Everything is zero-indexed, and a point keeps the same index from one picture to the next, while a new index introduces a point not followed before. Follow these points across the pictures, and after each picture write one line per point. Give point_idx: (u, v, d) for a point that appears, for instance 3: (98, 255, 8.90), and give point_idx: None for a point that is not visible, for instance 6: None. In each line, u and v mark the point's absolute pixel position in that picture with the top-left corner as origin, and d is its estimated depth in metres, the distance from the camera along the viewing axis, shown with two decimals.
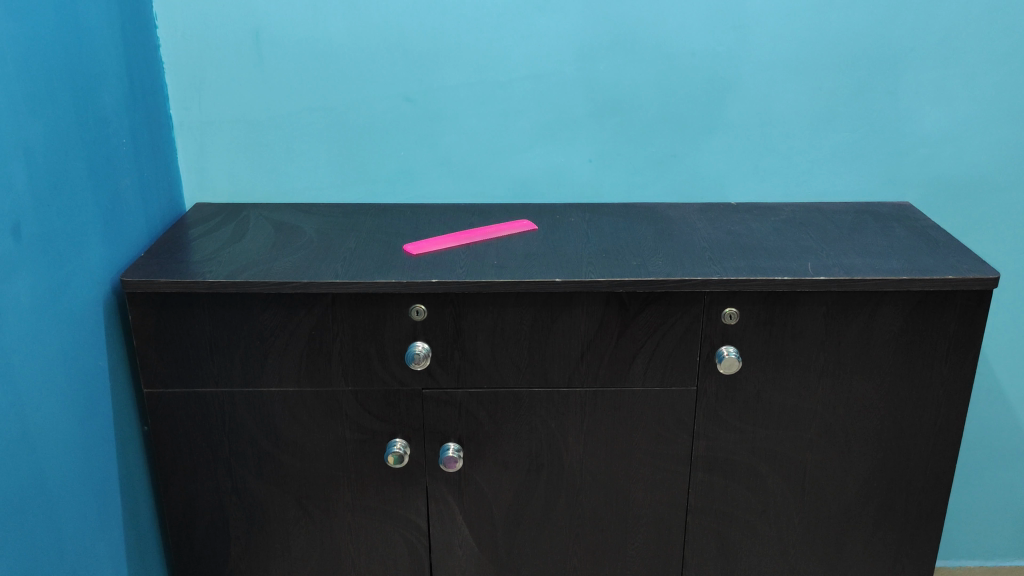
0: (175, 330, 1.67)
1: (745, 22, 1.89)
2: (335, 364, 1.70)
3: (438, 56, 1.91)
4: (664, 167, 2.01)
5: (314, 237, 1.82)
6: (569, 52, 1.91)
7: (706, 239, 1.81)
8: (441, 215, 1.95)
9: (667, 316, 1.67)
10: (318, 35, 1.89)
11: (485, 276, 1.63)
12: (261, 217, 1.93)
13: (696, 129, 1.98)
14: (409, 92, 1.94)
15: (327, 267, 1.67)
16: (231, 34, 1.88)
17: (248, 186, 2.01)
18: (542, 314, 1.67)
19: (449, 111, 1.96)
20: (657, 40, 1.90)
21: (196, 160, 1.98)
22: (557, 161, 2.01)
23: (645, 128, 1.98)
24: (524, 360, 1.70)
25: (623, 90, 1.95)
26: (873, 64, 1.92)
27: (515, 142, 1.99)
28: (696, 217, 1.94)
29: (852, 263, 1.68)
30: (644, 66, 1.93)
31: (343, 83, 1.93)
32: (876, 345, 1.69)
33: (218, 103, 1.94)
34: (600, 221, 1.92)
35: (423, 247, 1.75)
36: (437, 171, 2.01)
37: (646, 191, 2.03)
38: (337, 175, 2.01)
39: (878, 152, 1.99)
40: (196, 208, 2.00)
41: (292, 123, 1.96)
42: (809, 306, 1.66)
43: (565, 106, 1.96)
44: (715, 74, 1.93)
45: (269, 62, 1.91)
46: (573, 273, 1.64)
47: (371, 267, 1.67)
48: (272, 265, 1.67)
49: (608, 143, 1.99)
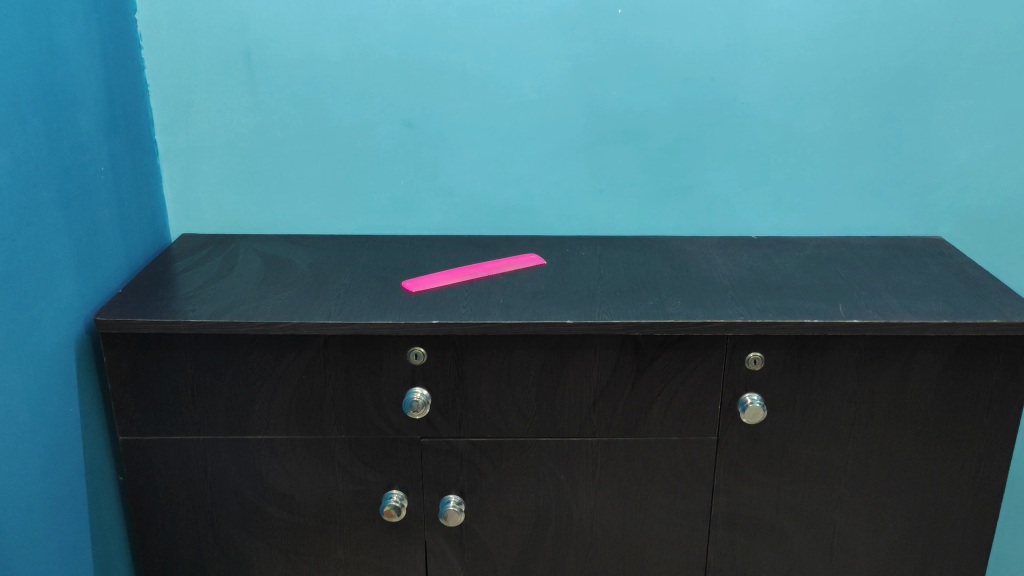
0: (154, 374, 1.54)
1: (767, 44, 1.77)
2: (327, 410, 1.57)
3: (441, 78, 1.80)
4: (680, 198, 1.89)
5: (306, 272, 1.70)
6: (579, 75, 1.80)
7: (727, 277, 1.69)
8: (443, 249, 1.83)
9: (687, 360, 1.55)
10: (313, 57, 1.78)
11: (490, 317, 1.50)
12: (251, 250, 1.81)
13: (715, 158, 1.86)
14: (409, 117, 1.83)
15: (320, 305, 1.54)
16: (221, 55, 1.77)
17: (238, 217, 1.90)
18: (552, 358, 1.54)
19: (451, 138, 1.84)
20: (674, 64, 1.79)
21: (182, 189, 1.87)
22: (566, 190, 1.89)
23: (660, 157, 1.86)
24: (531, 408, 1.57)
25: (637, 116, 1.83)
26: (902, 91, 1.80)
27: (522, 171, 1.87)
28: (714, 251, 1.82)
29: (887, 305, 1.55)
30: (658, 90, 1.81)
31: (340, 108, 1.82)
32: (912, 393, 1.56)
33: (207, 127, 1.82)
34: (613, 256, 1.80)
35: (423, 284, 1.63)
36: (439, 201, 1.89)
37: (660, 223, 1.92)
38: (333, 205, 1.89)
39: (908, 183, 1.87)
40: (182, 240, 1.88)
41: (285, 149, 1.84)
42: (840, 351, 1.53)
43: (575, 133, 1.84)
44: (734, 100, 1.82)
45: (260, 84, 1.79)
46: (584, 314, 1.52)
47: (366, 306, 1.54)
48: (260, 303, 1.55)
49: (621, 172, 1.87)
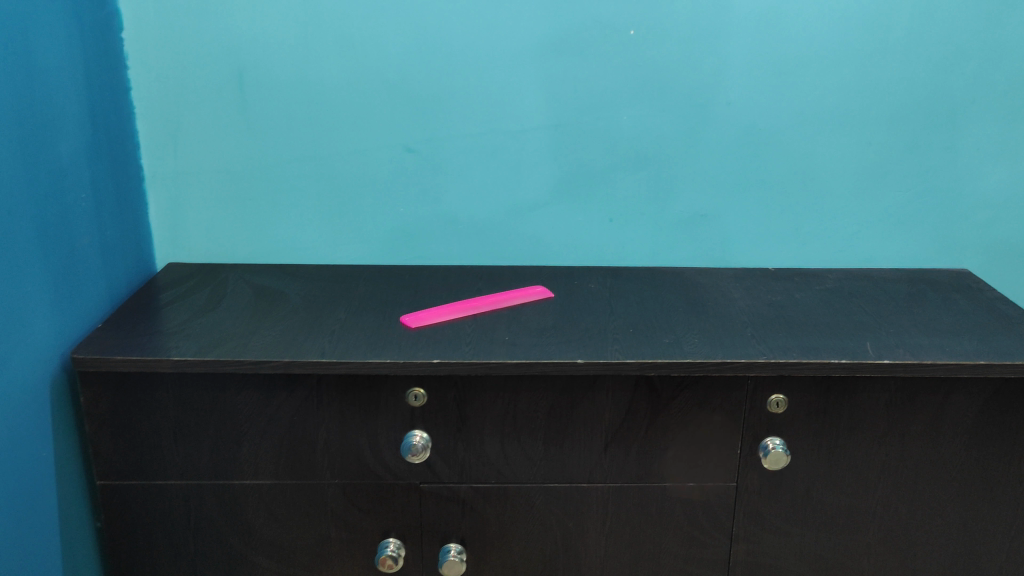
0: (133, 415, 1.43)
1: (787, 68, 1.69)
2: (320, 454, 1.46)
3: (443, 102, 1.71)
4: (694, 227, 1.80)
5: (299, 306, 1.60)
6: (589, 98, 1.71)
7: (745, 312, 1.60)
8: (445, 280, 1.74)
9: (705, 402, 1.45)
10: (310, 78, 1.69)
11: (495, 356, 1.40)
12: (241, 281, 1.72)
13: (730, 186, 1.77)
14: (410, 141, 1.74)
15: (313, 342, 1.44)
16: (212, 75, 1.68)
17: (229, 245, 1.80)
18: (561, 399, 1.44)
19: (454, 164, 1.75)
20: (688, 88, 1.71)
21: (169, 216, 1.77)
22: (573, 219, 1.80)
23: (673, 184, 1.77)
24: (538, 453, 1.47)
25: (650, 141, 1.74)
26: (928, 117, 1.72)
27: (528, 199, 1.78)
28: (730, 284, 1.73)
29: (918, 343, 1.46)
30: (672, 115, 1.73)
31: (337, 131, 1.73)
32: (946, 438, 1.46)
33: (196, 152, 1.73)
34: (623, 289, 1.71)
35: (423, 319, 1.53)
36: (440, 229, 1.80)
37: (673, 253, 1.83)
38: (329, 233, 1.80)
39: (934, 213, 1.79)
40: (168, 270, 1.78)
41: (279, 175, 1.75)
42: (869, 393, 1.43)
43: (585, 158, 1.75)
44: (752, 124, 1.73)
45: (253, 107, 1.70)
46: (596, 353, 1.42)
47: (363, 343, 1.44)
48: (249, 340, 1.45)
49: (632, 200, 1.78)
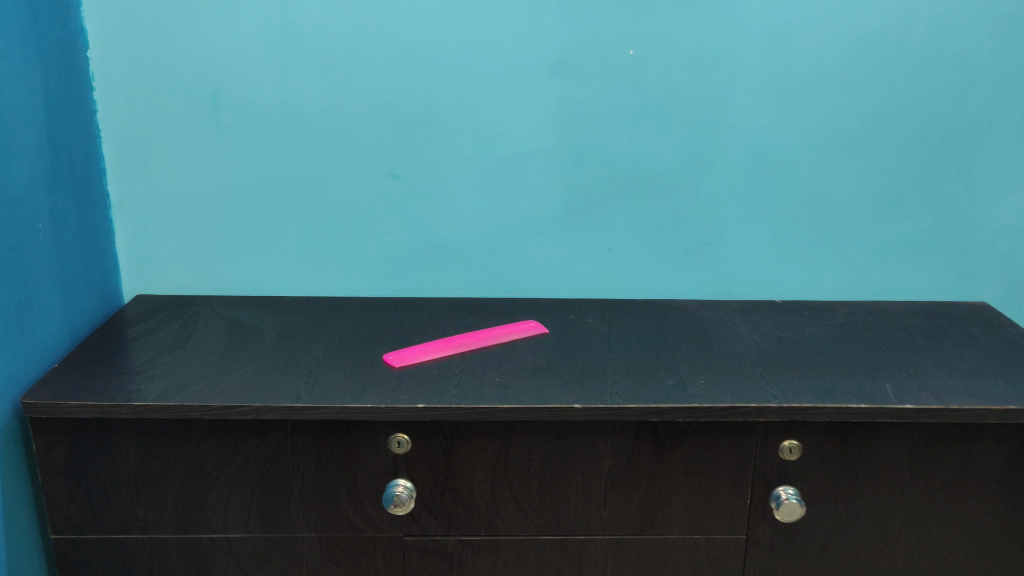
0: (90, 463, 1.30)
1: (795, 90, 1.60)
2: (294, 505, 1.34)
3: (432, 126, 1.61)
4: (697, 258, 1.70)
5: (275, 342, 1.49)
6: (585, 121, 1.62)
7: (753, 350, 1.49)
8: (432, 314, 1.63)
9: (712, 449, 1.34)
10: (289, 99, 1.59)
11: (485, 400, 1.29)
12: (214, 315, 1.61)
13: (735, 214, 1.68)
14: (396, 167, 1.64)
15: (287, 384, 1.32)
16: (184, 97, 1.58)
17: (202, 276, 1.69)
18: (557, 446, 1.33)
19: (443, 190, 1.65)
20: (691, 111, 1.61)
21: (138, 245, 1.66)
22: (569, 249, 1.69)
23: (675, 213, 1.67)
24: (532, 503, 1.36)
25: (650, 167, 1.65)
26: (944, 142, 1.63)
27: (521, 228, 1.68)
28: (736, 319, 1.63)
29: (941, 385, 1.35)
30: (674, 140, 1.63)
31: (318, 156, 1.62)
32: (972, 487, 1.35)
33: (167, 177, 1.63)
34: (622, 323, 1.60)
35: (408, 357, 1.43)
36: (428, 259, 1.69)
37: (674, 285, 1.72)
38: (309, 264, 1.69)
39: (951, 243, 1.69)
40: (137, 303, 1.67)
41: (256, 202, 1.65)
42: (890, 439, 1.33)
43: (581, 185, 1.65)
44: (758, 149, 1.63)
45: (228, 130, 1.60)
46: (594, 397, 1.31)
47: (342, 385, 1.33)
48: (218, 382, 1.33)
49: (631, 229, 1.68)
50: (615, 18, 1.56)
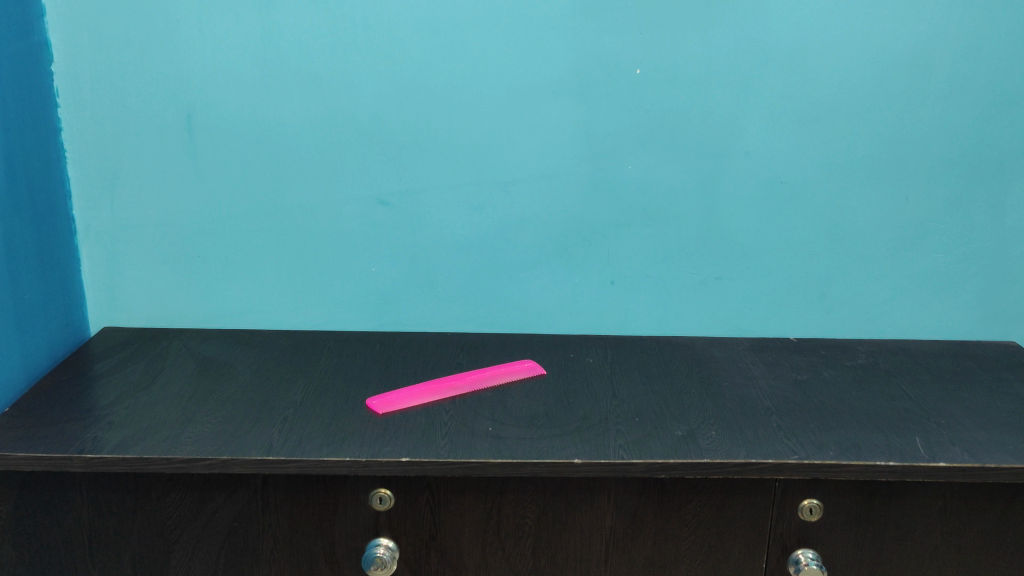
0: (39, 519, 1.18)
1: (813, 115, 1.49)
2: (265, 566, 1.21)
3: (423, 149, 1.50)
4: (705, 292, 1.59)
5: (249, 383, 1.37)
6: (588, 146, 1.50)
7: (768, 394, 1.37)
8: (422, 351, 1.51)
9: (724, 507, 1.22)
10: (269, 119, 1.48)
11: (476, 454, 1.17)
12: (185, 350, 1.49)
13: (747, 246, 1.56)
14: (383, 193, 1.52)
15: (258, 433, 1.20)
16: (156, 115, 1.47)
17: (174, 307, 1.57)
18: (554, 503, 1.21)
19: (434, 218, 1.54)
20: (702, 135, 1.50)
21: (106, 274, 1.55)
22: (570, 281, 1.58)
23: (683, 244, 1.56)
24: (526, 565, 1.24)
25: (657, 195, 1.53)
26: (972, 172, 1.52)
27: (518, 258, 1.57)
28: (749, 358, 1.51)
29: (975, 439, 1.24)
30: (683, 166, 1.52)
31: (300, 181, 1.51)
32: (1008, 551, 1.23)
33: (137, 202, 1.51)
34: (626, 363, 1.49)
35: (392, 402, 1.31)
36: (417, 291, 1.58)
37: (681, 321, 1.61)
38: (290, 295, 1.57)
39: (977, 279, 1.58)
40: (103, 336, 1.55)
41: (232, 228, 1.53)
42: (919, 498, 1.21)
43: (583, 213, 1.54)
44: (773, 177, 1.52)
45: (203, 152, 1.49)
46: (596, 450, 1.19)
47: (319, 434, 1.21)
48: (182, 430, 1.21)
49: (636, 261, 1.57)
50: (622, 35, 1.45)
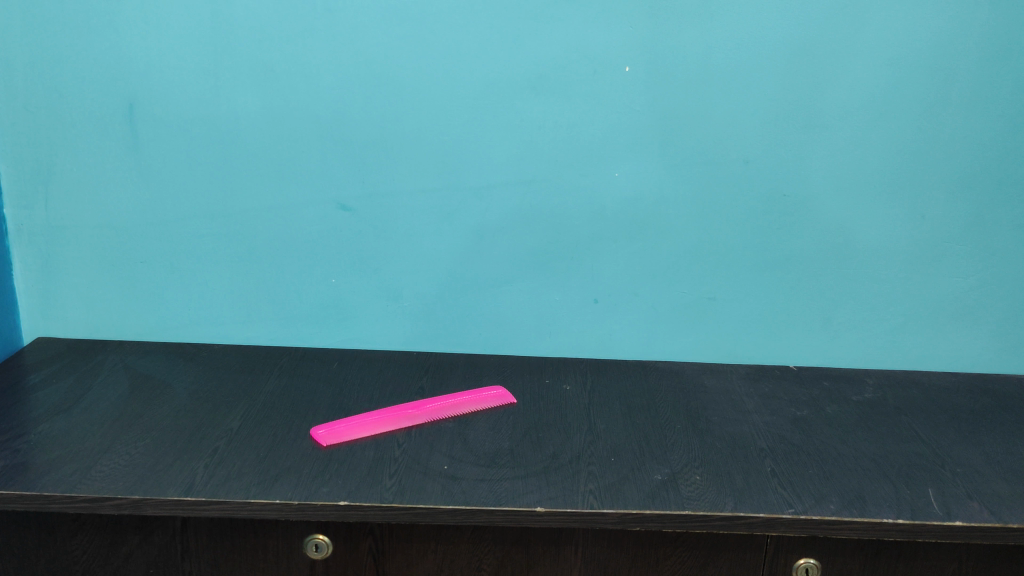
0: None
1: (821, 120, 1.34)
2: None
3: (388, 149, 1.36)
4: (697, 314, 1.45)
5: (183, 407, 1.23)
6: (571, 149, 1.36)
7: (763, 432, 1.23)
8: (382, 372, 1.37)
9: (707, 564, 1.07)
10: (219, 113, 1.33)
11: (425, 498, 1.03)
12: (120, 366, 1.36)
13: (744, 263, 1.42)
14: (344, 197, 1.38)
15: (180, 468, 1.07)
16: (94, 106, 1.33)
17: (115, 317, 1.44)
18: (514, 555, 1.07)
19: (400, 225, 1.40)
20: (697, 140, 1.36)
21: (40, 280, 1.42)
22: (548, 298, 1.44)
23: (674, 260, 1.42)
24: None
25: (646, 205, 1.39)
26: (997, 187, 1.37)
27: (492, 272, 1.42)
28: (743, 388, 1.37)
29: (997, 492, 1.09)
30: (675, 175, 1.37)
31: (252, 181, 1.37)
32: None
33: (74, 202, 1.38)
34: (606, 392, 1.34)
35: (340, 432, 1.16)
36: (381, 306, 1.44)
37: (671, 345, 1.46)
38: (241, 307, 1.44)
39: (1000, 306, 1.43)
40: (37, 347, 1.42)
41: (178, 233, 1.40)
42: (930, 559, 1.06)
43: (564, 224, 1.40)
44: (775, 188, 1.38)
45: (146, 148, 1.35)
46: (563, 496, 1.05)
47: (249, 471, 1.07)
48: (95, 463, 1.07)
49: (622, 277, 1.43)
50: (610, 27, 1.30)
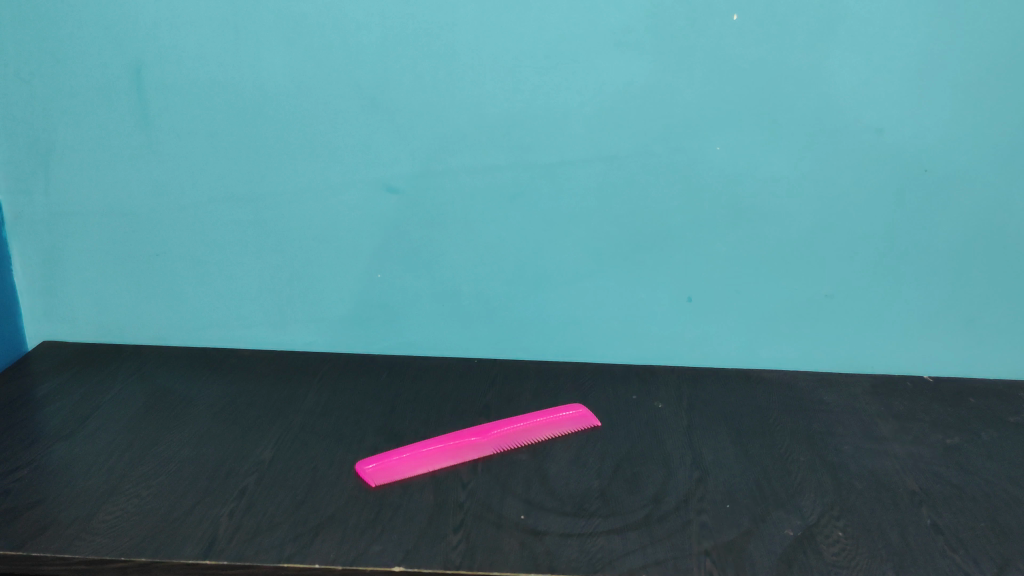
0: None
1: (978, 80, 1.08)
2: None
3: (443, 120, 1.13)
4: (811, 315, 1.21)
5: (205, 432, 1.04)
6: (664, 119, 1.12)
7: (908, 466, 1.00)
8: (438, 385, 1.17)
9: None
10: (242, 79, 1.11)
11: (501, 560, 0.82)
12: (136, 377, 1.17)
13: (871, 255, 1.18)
14: (391, 178, 1.16)
15: (199, 517, 0.87)
16: (94, 73, 1.12)
17: (131, 318, 1.26)
18: None
19: (458, 211, 1.17)
20: (820, 106, 1.10)
21: (43, 276, 1.23)
22: (632, 297, 1.21)
23: (785, 251, 1.18)
24: None
25: (754, 186, 1.15)
26: None
27: (566, 266, 1.20)
28: (870, 405, 1.14)
29: None
30: (791, 149, 1.13)
31: (284, 159, 1.16)
32: None
33: (78, 186, 1.18)
34: (706, 410, 1.12)
35: (392, 467, 0.95)
36: (435, 305, 1.23)
37: (777, 350, 1.24)
38: (273, 307, 1.24)
39: None
40: (42, 353, 1.24)
41: (199, 221, 1.19)
42: None
43: (654, 209, 1.17)
44: (914, 164, 1.13)
45: (157, 122, 1.14)
46: (673, 560, 0.83)
47: (283, 520, 0.87)
48: (97, 508, 0.88)
49: (722, 272, 1.19)
50: None
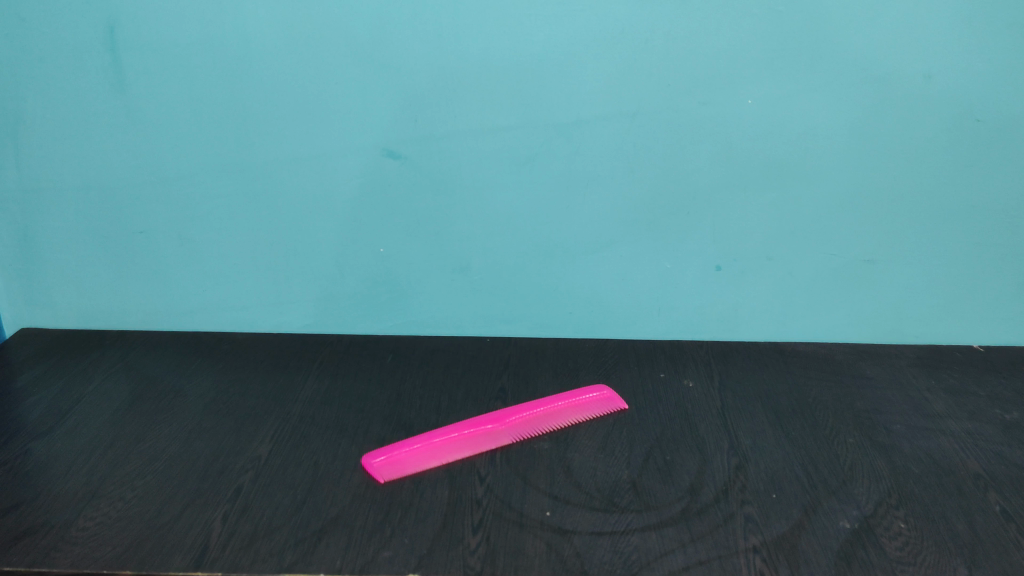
0: None
1: None
2: None
3: (447, 77, 1.02)
4: (849, 282, 1.12)
5: (196, 425, 0.95)
6: (691, 69, 1.01)
7: (967, 446, 0.91)
8: (449, 368, 1.09)
9: None
10: (222, 37, 1.00)
11: (527, 565, 0.74)
12: (122, 366, 1.08)
13: (917, 215, 1.08)
14: (392, 142, 1.06)
15: (190, 521, 0.79)
16: (60, 34, 1.01)
17: (116, 301, 1.17)
18: None
19: (465, 177, 1.08)
20: (865, 52, 0.99)
21: (19, 259, 1.14)
22: (656, 267, 1.12)
23: (823, 213, 1.08)
24: None
25: (789, 142, 1.05)
26: None
27: (585, 235, 1.11)
28: (918, 379, 1.05)
29: None
30: (832, 100, 1.02)
31: (274, 124, 1.05)
32: None
33: (50, 160, 1.08)
34: (741, 387, 1.03)
35: (402, 461, 0.86)
36: (443, 279, 1.14)
37: (811, 321, 1.15)
38: (268, 286, 1.15)
39: None
40: (22, 341, 1.16)
41: (184, 195, 1.10)
42: None
43: (680, 170, 1.07)
44: (966, 114, 1.02)
45: (133, 87, 1.04)
46: (719, 561, 0.74)
47: (283, 523, 0.79)
48: (77, 514, 0.80)
49: (753, 238, 1.10)
50: None
